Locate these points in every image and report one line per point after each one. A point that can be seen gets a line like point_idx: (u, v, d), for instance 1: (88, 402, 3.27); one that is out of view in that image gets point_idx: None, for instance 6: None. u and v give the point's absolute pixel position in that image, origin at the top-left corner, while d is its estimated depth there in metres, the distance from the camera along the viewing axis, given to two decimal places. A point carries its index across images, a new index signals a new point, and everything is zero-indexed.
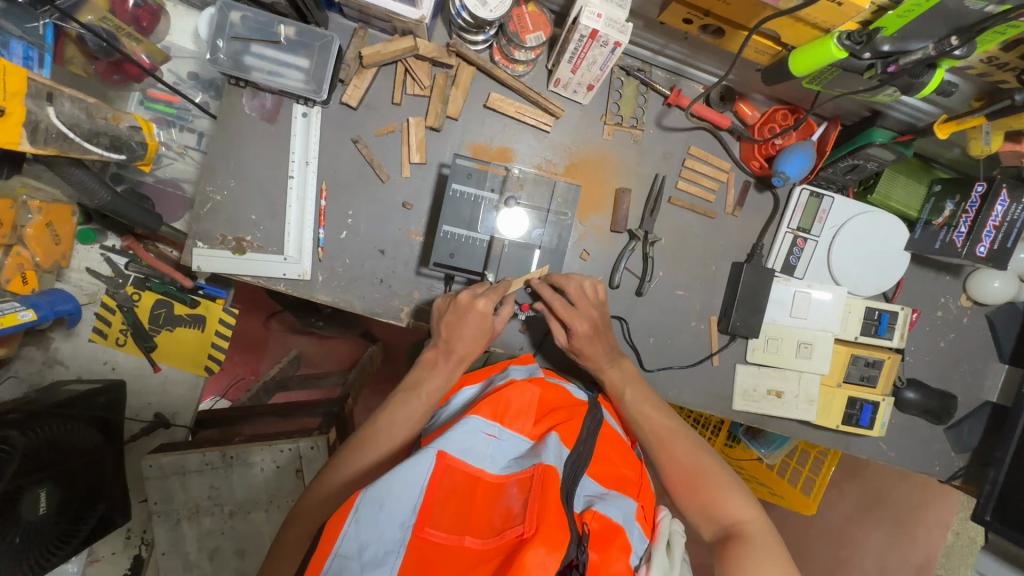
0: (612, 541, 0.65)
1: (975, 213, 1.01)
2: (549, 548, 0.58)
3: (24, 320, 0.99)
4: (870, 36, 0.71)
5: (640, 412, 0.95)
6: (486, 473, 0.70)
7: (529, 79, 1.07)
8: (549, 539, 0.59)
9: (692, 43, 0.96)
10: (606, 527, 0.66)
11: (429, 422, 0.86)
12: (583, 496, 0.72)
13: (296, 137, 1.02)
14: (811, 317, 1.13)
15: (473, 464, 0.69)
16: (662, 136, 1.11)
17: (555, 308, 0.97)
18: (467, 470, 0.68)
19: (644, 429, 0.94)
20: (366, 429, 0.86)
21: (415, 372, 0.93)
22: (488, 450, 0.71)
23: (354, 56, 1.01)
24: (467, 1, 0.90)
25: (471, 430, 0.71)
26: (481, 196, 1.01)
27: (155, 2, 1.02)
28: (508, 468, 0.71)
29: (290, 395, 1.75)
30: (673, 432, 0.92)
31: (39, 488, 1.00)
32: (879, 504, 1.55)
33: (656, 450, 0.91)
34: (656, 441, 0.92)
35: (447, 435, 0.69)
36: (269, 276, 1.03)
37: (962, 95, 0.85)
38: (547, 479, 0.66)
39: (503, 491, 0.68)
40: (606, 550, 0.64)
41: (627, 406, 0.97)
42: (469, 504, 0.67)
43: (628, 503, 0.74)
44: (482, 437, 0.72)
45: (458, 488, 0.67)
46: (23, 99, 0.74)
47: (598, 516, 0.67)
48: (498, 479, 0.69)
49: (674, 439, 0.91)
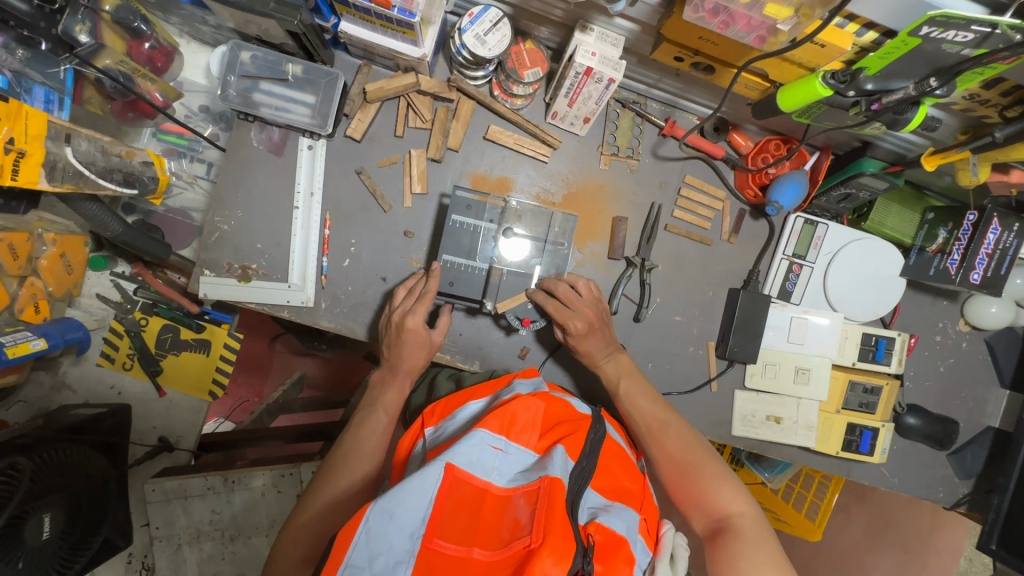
0: (616, 553, 0.66)
1: (967, 240, 1.02)
2: (555, 558, 0.59)
3: (35, 349, 1.00)
4: (853, 75, 0.73)
5: (635, 404, 0.97)
6: (493, 485, 0.70)
7: (527, 111, 1.10)
8: (556, 549, 0.59)
9: (685, 79, 1.00)
10: (609, 539, 0.67)
11: (432, 435, 0.83)
12: (587, 508, 0.73)
13: (302, 170, 1.06)
14: (808, 342, 1.14)
15: (480, 476, 0.70)
16: (658, 165, 1.14)
17: (549, 311, 0.99)
18: (475, 483, 0.69)
19: (638, 419, 0.96)
20: (347, 442, 0.89)
21: (369, 395, 0.99)
22: (494, 463, 0.72)
23: (358, 92, 1.05)
24: (468, 41, 0.93)
25: (479, 443, 0.72)
26: (480, 226, 1.03)
27: (170, 43, 1.06)
28: (513, 481, 0.71)
29: (294, 416, 1.72)
30: (665, 423, 0.94)
31: (43, 513, 0.98)
32: (887, 529, 1.53)
33: (648, 441, 0.94)
34: (647, 431, 0.94)
35: (454, 448, 0.69)
36: (273, 303, 1.05)
37: (949, 128, 0.87)
38: (553, 491, 0.66)
39: (509, 503, 0.68)
40: (610, 561, 0.65)
41: (621, 400, 0.99)
42: (477, 517, 0.67)
43: (632, 514, 0.74)
44: (489, 450, 0.72)
45: (465, 499, 0.68)
46: (43, 141, 0.77)
47: (601, 527, 0.68)
48: (505, 492, 0.69)
49: (665, 430, 0.93)
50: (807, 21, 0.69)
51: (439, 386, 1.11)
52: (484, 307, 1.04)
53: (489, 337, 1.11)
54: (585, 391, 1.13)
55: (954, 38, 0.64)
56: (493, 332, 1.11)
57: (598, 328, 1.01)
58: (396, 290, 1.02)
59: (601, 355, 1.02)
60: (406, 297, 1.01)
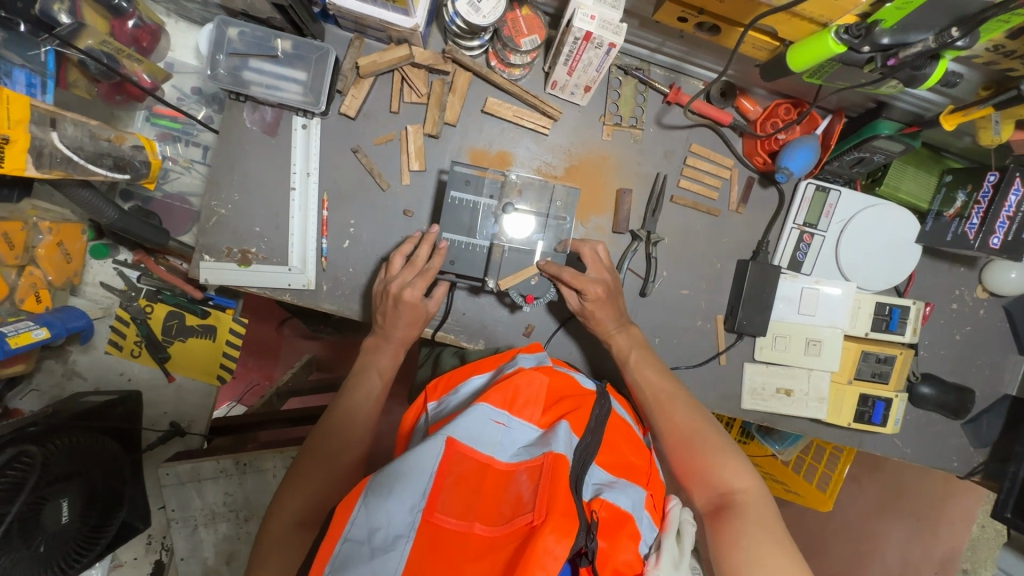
0: (620, 530, 0.66)
1: (987, 203, 0.98)
2: (558, 536, 0.58)
3: (39, 338, 1.01)
4: (869, 28, 0.69)
5: (643, 376, 0.96)
6: (496, 460, 0.70)
7: (526, 82, 1.06)
8: (559, 527, 0.59)
9: (689, 41, 0.95)
10: (614, 515, 0.67)
11: (435, 409, 0.83)
12: (592, 484, 0.72)
13: (297, 149, 1.04)
14: (820, 313, 1.11)
15: (482, 451, 0.70)
16: (662, 134, 1.10)
17: (564, 276, 0.97)
18: (478, 457, 0.69)
19: (643, 390, 0.95)
20: (340, 412, 0.90)
21: (361, 359, 0.99)
22: (497, 437, 0.72)
23: (351, 67, 1.01)
24: (461, 8, 0.90)
25: (480, 417, 0.71)
26: (480, 203, 1.01)
27: (154, 22, 1.03)
28: (516, 456, 0.71)
29: (304, 399, 1.70)
30: (672, 394, 0.93)
31: (60, 498, 1.01)
32: (900, 498, 1.52)
33: (655, 413, 0.92)
34: (655, 402, 0.93)
35: (455, 422, 0.70)
36: (275, 286, 1.05)
37: (970, 84, 0.82)
38: (557, 467, 0.66)
39: (512, 478, 0.68)
40: (615, 538, 0.66)
41: (630, 369, 0.98)
42: (479, 493, 0.67)
43: (637, 491, 0.73)
44: (491, 424, 0.72)
45: (467, 474, 0.67)
46: (27, 126, 0.76)
47: (606, 504, 0.68)
48: (507, 467, 0.69)
49: (673, 403, 0.92)
50: None
51: (444, 363, 1.11)
52: (487, 286, 1.03)
53: (493, 315, 1.10)
54: (592, 366, 1.12)
55: None
56: (498, 308, 1.09)
57: (604, 304, 0.99)
58: (392, 258, 1.00)
59: (612, 326, 1.01)
60: (405, 266, 0.98)
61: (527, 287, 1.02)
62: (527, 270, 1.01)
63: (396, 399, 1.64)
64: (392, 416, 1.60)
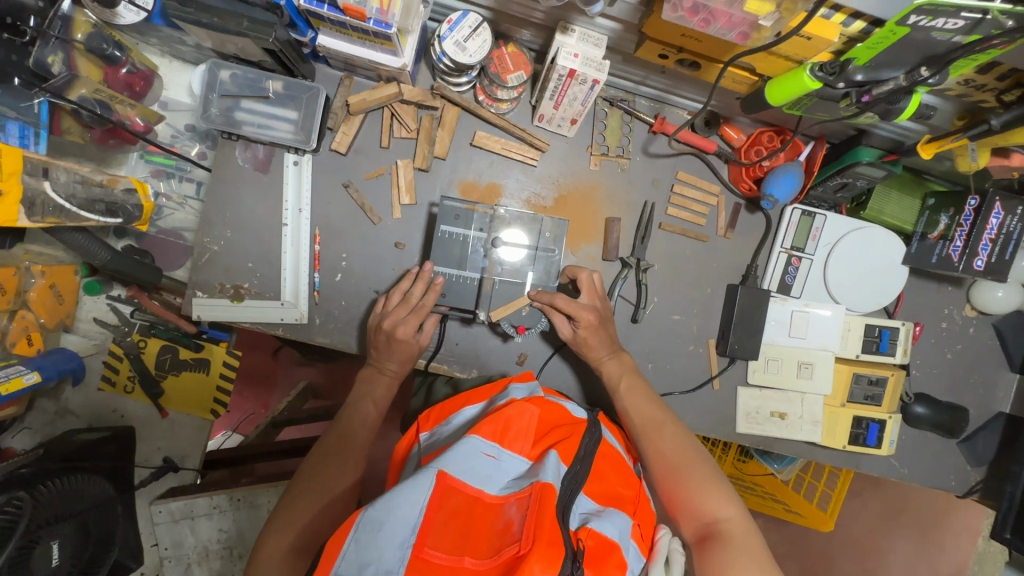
0: (606, 559, 0.65)
1: (970, 227, 1.00)
2: (544, 564, 0.58)
3: (30, 383, 1.01)
4: (842, 67, 0.71)
5: (631, 403, 0.96)
6: (485, 493, 0.70)
7: (514, 115, 1.08)
8: (545, 556, 0.59)
9: (671, 75, 0.98)
10: (600, 544, 0.67)
11: (427, 440, 0.83)
12: (579, 513, 0.72)
13: (289, 186, 1.05)
14: (810, 335, 1.12)
15: (473, 484, 0.69)
16: (649, 163, 1.12)
17: (558, 303, 0.98)
18: (467, 492, 0.68)
19: (632, 418, 0.94)
20: (336, 437, 0.90)
21: (357, 390, 0.99)
22: (487, 471, 0.71)
23: (342, 105, 1.04)
24: (448, 48, 0.91)
25: (472, 450, 0.72)
26: (470, 236, 1.02)
27: (147, 66, 1.04)
28: (506, 489, 0.71)
29: (306, 429, 1.73)
30: (662, 422, 0.92)
31: (51, 540, 0.99)
32: (902, 512, 1.54)
33: (643, 441, 0.91)
34: (643, 429, 0.92)
35: (446, 455, 0.69)
36: (268, 321, 1.05)
37: (945, 115, 0.84)
38: (544, 497, 0.66)
39: (501, 509, 0.68)
40: (601, 567, 0.64)
41: (621, 397, 0.97)
42: (469, 527, 0.66)
43: (624, 519, 0.73)
44: (482, 457, 0.72)
45: (457, 509, 0.67)
46: (18, 178, 0.77)
47: (592, 533, 0.67)
48: (497, 500, 0.69)
49: (660, 430, 0.91)
50: (790, 16, 0.67)
51: (437, 393, 1.11)
52: (479, 317, 1.03)
53: (486, 345, 1.10)
54: (586, 394, 1.12)
55: (944, 25, 0.61)
56: (491, 337, 1.09)
57: (595, 331, 0.99)
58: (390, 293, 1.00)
59: (603, 353, 1.01)
60: (400, 303, 0.99)
61: (518, 314, 1.02)
62: (515, 302, 1.02)
63: (392, 424, 1.63)
64: (388, 443, 1.59)
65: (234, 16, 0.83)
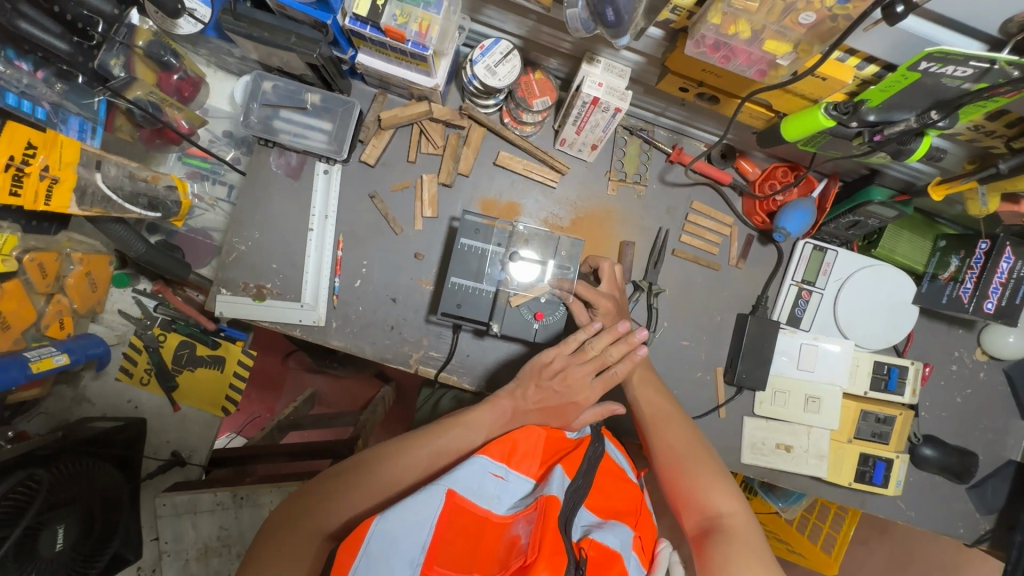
0: (609, 569, 0.66)
1: (980, 269, 1.01)
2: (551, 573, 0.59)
3: (59, 363, 1.06)
4: (855, 107, 0.74)
5: (644, 393, 0.96)
6: (493, 513, 0.71)
7: (537, 138, 1.13)
8: (551, 564, 0.60)
9: (690, 108, 1.02)
10: (602, 554, 0.67)
11: None
12: (580, 526, 0.72)
13: (317, 193, 1.10)
14: (818, 369, 1.12)
15: (480, 505, 0.71)
16: (664, 191, 1.16)
17: (578, 290, 0.99)
18: (474, 511, 0.69)
19: (642, 409, 0.95)
20: (429, 440, 0.81)
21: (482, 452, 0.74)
22: (494, 491, 0.73)
23: (373, 119, 1.09)
24: (479, 71, 0.96)
25: (479, 470, 0.73)
26: (488, 250, 1.04)
27: (197, 73, 1.10)
28: (513, 509, 0.72)
29: (304, 433, 1.78)
30: (670, 415, 0.93)
31: (57, 525, 1.01)
32: (911, 565, 1.48)
33: (649, 432, 0.91)
34: (652, 422, 0.92)
35: (453, 474, 0.71)
36: (285, 321, 1.08)
37: (955, 158, 0.87)
38: (549, 509, 0.67)
39: (508, 527, 0.69)
40: None
41: (632, 387, 0.97)
42: (476, 544, 0.67)
43: (626, 530, 0.73)
44: (489, 477, 0.74)
45: (465, 528, 0.68)
46: (74, 168, 0.87)
47: (594, 543, 0.68)
48: (504, 519, 0.70)
49: (668, 424, 0.91)
50: (806, 57, 0.71)
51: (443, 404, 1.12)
52: (491, 330, 1.05)
53: (498, 359, 1.11)
54: None
55: (953, 73, 0.64)
56: (504, 351, 1.11)
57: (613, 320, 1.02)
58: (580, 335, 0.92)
59: None
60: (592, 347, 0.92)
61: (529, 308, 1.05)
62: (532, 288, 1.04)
63: None
64: None
65: (284, 31, 0.89)
